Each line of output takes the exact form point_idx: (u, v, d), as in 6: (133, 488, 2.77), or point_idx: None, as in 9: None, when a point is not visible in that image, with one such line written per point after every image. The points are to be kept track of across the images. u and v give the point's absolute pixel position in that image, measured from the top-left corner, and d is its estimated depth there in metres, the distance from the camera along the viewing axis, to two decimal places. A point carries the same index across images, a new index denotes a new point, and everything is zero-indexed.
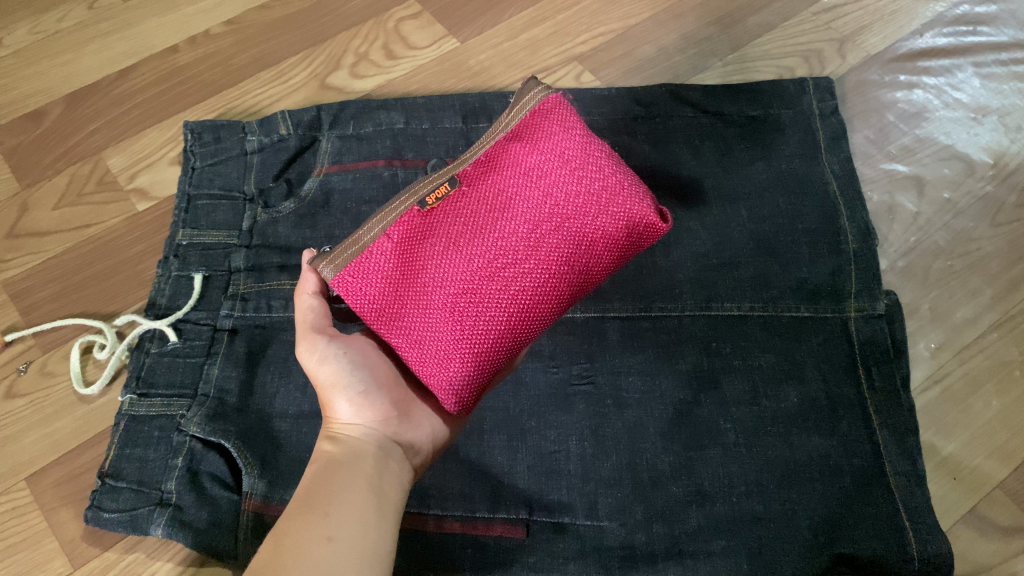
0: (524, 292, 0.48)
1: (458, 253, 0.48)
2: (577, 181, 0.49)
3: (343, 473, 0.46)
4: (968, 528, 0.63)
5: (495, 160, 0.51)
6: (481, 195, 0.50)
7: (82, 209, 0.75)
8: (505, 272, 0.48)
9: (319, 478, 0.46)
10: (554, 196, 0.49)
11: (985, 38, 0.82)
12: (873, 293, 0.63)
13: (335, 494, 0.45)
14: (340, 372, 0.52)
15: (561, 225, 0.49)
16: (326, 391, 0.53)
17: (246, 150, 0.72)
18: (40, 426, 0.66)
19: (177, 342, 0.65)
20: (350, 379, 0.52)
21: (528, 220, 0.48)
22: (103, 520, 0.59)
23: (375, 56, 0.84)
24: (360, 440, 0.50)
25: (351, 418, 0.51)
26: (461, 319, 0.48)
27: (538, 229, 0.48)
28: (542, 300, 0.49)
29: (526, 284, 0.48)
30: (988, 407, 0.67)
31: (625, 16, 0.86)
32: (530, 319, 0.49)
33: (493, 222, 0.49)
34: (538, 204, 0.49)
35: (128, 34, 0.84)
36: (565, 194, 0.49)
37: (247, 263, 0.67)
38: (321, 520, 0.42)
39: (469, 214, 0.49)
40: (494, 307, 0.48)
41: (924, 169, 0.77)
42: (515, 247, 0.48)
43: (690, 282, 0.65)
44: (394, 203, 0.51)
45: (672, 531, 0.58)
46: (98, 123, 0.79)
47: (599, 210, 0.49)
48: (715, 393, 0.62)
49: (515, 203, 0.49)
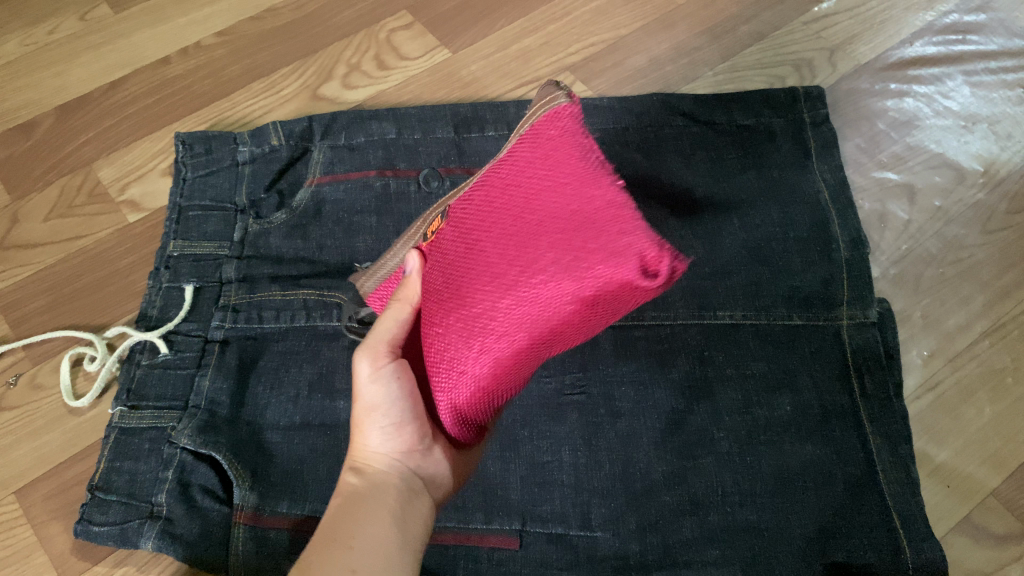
0: (483, 354, 0.43)
1: (434, 301, 0.46)
2: (545, 224, 0.40)
3: (368, 504, 0.48)
4: (962, 536, 0.63)
5: (482, 196, 0.44)
6: (463, 234, 0.45)
7: (72, 221, 0.74)
8: (466, 330, 0.43)
9: (343, 509, 0.47)
10: (517, 247, 0.41)
11: (974, 47, 0.83)
12: (865, 300, 0.64)
13: (356, 528, 0.46)
14: (379, 401, 0.49)
15: (519, 283, 0.40)
16: (363, 410, 0.50)
17: (237, 160, 0.72)
18: (29, 439, 0.65)
19: (168, 353, 0.64)
20: (390, 407, 0.49)
21: (490, 274, 0.42)
22: (94, 533, 0.59)
23: (366, 66, 0.84)
24: (383, 474, 0.50)
25: (379, 447, 0.50)
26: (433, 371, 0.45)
27: (497, 286, 0.41)
28: (507, 363, 0.43)
29: (483, 347, 0.43)
30: (981, 414, 0.67)
31: (616, 26, 0.86)
32: (498, 378, 0.44)
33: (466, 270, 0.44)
34: (501, 254, 0.41)
35: (119, 45, 0.84)
36: (531, 244, 0.40)
37: (238, 274, 0.67)
38: (344, 555, 0.44)
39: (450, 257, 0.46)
40: (454, 365, 0.44)
41: (914, 178, 0.77)
42: (477, 303, 0.42)
43: (683, 290, 0.65)
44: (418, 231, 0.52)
45: (665, 541, 0.57)
46: (89, 135, 0.79)
47: (560, 265, 0.38)
48: (708, 402, 0.61)
49: (483, 250, 0.43)
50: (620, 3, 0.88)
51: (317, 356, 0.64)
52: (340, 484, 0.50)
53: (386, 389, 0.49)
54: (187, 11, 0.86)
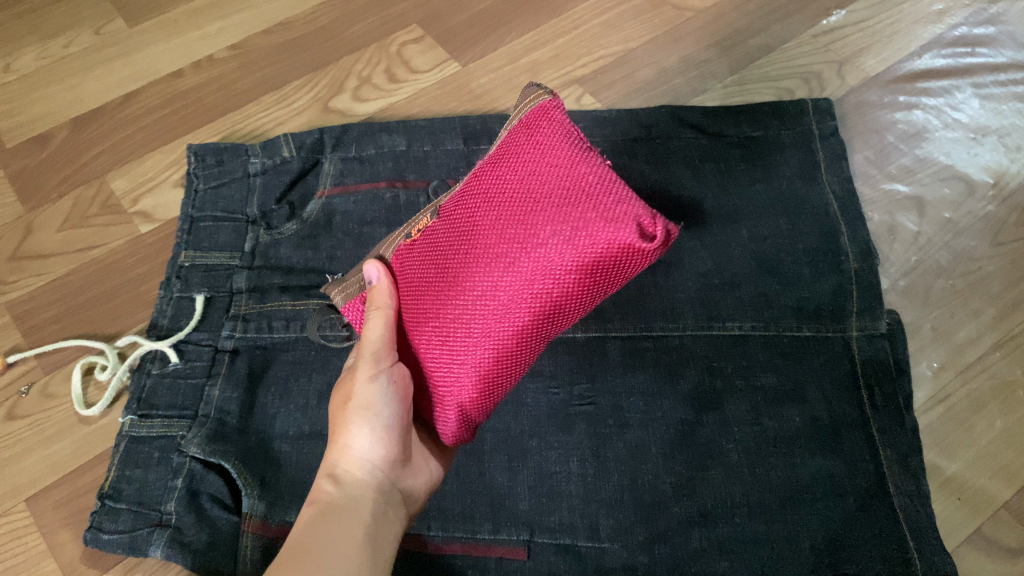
0: (505, 328, 0.44)
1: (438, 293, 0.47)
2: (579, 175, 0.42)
3: (345, 518, 0.46)
4: (974, 549, 0.62)
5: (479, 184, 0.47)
6: (456, 224, 0.47)
7: (85, 232, 0.75)
8: (482, 309, 0.44)
9: (318, 519, 0.46)
10: (513, 219, 0.43)
11: (983, 60, 0.83)
12: (874, 312, 0.63)
13: (331, 542, 0.44)
14: (375, 401, 0.49)
15: (524, 250, 0.42)
16: (352, 407, 0.50)
17: (249, 172, 0.73)
18: (40, 447, 0.66)
19: (179, 363, 0.65)
20: (381, 410, 0.49)
21: (499, 250, 0.43)
22: (103, 541, 0.59)
23: (377, 79, 0.85)
24: (364, 483, 0.49)
25: (365, 452, 0.50)
26: (450, 353, 0.46)
27: (512, 254, 0.43)
28: (523, 339, 0.45)
29: (505, 318, 0.44)
30: (992, 426, 0.66)
31: (625, 39, 0.87)
32: (510, 359, 0.45)
33: (466, 253, 0.45)
34: (507, 227, 0.43)
35: (133, 58, 0.85)
36: (552, 207, 0.42)
37: (249, 284, 0.68)
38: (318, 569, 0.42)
39: (447, 249, 0.47)
40: (473, 340, 0.45)
41: (924, 190, 0.77)
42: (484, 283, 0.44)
43: (691, 301, 0.65)
44: (397, 233, 0.54)
45: (674, 553, 0.57)
46: (103, 146, 0.80)
47: (586, 227, 0.40)
48: (717, 413, 0.61)
49: (482, 229, 0.45)
50: (628, 17, 0.88)
51: (325, 366, 0.64)
52: (316, 487, 0.48)
53: (380, 390, 0.49)
54: (200, 25, 0.87)
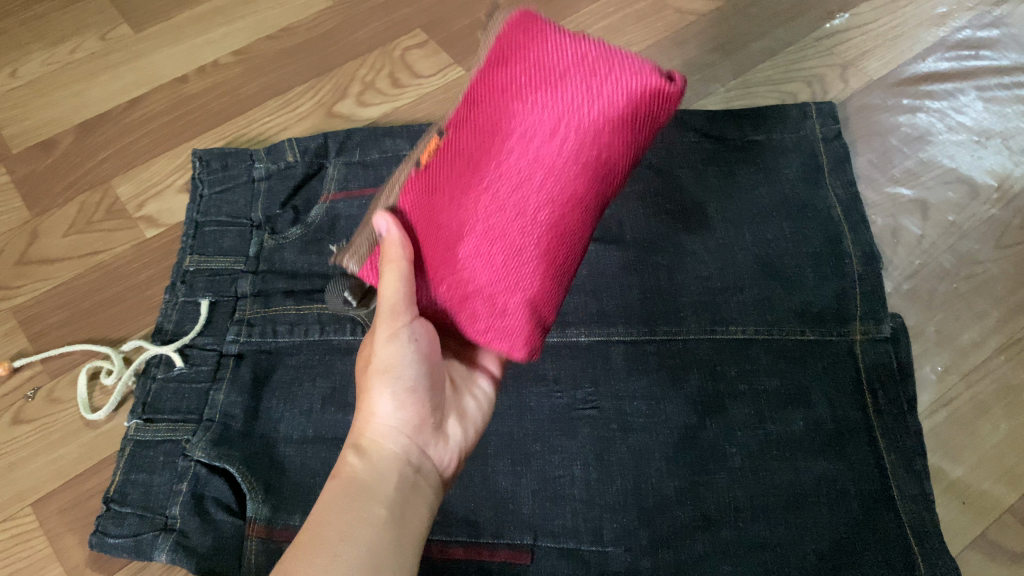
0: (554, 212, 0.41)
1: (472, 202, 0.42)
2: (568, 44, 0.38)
3: (364, 498, 0.45)
4: (979, 553, 0.62)
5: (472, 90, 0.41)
6: (467, 132, 0.42)
7: (91, 237, 0.76)
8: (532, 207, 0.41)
9: (339, 495, 0.44)
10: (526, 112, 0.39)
11: (987, 62, 0.83)
12: (878, 315, 0.64)
13: (349, 524, 0.43)
14: (397, 362, 0.48)
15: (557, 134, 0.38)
16: (374, 371, 0.49)
17: (253, 177, 0.73)
18: (46, 451, 0.66)
19: (184, 367, 0.65)
20: (404, 373, 0.48)
21: (527, 147, 0.39)
22: (108, 545, 0.59)
23: (381, 84, 0.85)
24: (389, 454, 0.48)
25: (390, 416, 0.49)
26: (513, 258, 0.43)
27: (547, 142, 0.39)
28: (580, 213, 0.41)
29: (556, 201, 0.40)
30: (996, 430, 0.66)
31: (627, 44, 0.87)
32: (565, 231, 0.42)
33: (492, 154, 0.41)
34: (523, 122, 0.39)
35: (138, 64, 0.85)
36: (559, 85, 0.38)
37: (254, 288, 0.68)
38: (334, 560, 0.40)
39: (466, 156, 0.42)
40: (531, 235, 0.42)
41: (927, 193, 0.77)
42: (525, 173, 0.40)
43: (694, 304, 0.65)
44: (400, 176, 0.48)
45: (677, 558, 0.57)
46: (108, 152, 0.80)
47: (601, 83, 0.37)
48: (720, 417, 0.61)
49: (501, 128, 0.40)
50: (631, 22, 0.88)
51: (330, 370, 0.64)
52: (340, 459, 0.47)
53: (401, 349, 0.48)
54: (205, 30, 0.88)
